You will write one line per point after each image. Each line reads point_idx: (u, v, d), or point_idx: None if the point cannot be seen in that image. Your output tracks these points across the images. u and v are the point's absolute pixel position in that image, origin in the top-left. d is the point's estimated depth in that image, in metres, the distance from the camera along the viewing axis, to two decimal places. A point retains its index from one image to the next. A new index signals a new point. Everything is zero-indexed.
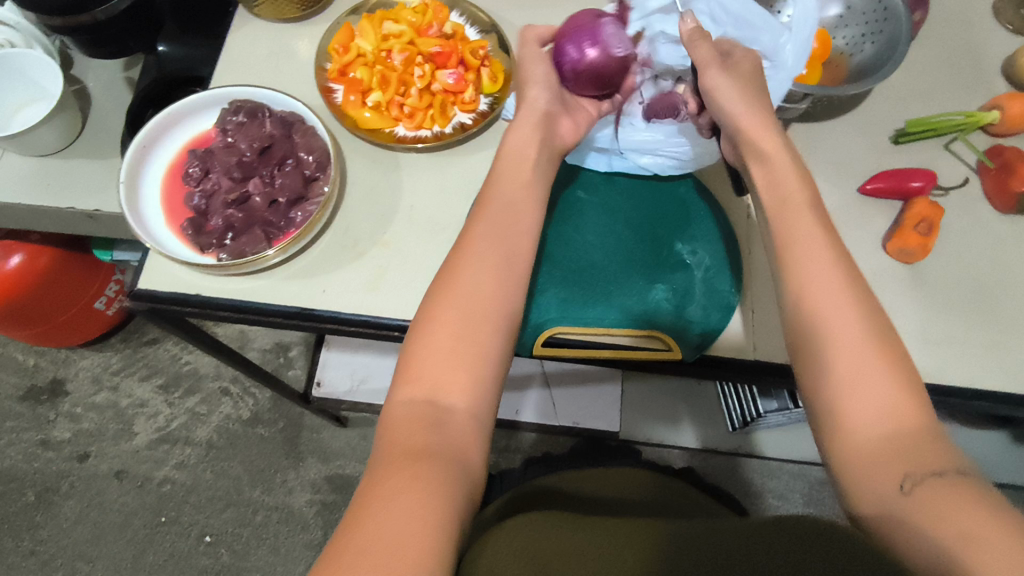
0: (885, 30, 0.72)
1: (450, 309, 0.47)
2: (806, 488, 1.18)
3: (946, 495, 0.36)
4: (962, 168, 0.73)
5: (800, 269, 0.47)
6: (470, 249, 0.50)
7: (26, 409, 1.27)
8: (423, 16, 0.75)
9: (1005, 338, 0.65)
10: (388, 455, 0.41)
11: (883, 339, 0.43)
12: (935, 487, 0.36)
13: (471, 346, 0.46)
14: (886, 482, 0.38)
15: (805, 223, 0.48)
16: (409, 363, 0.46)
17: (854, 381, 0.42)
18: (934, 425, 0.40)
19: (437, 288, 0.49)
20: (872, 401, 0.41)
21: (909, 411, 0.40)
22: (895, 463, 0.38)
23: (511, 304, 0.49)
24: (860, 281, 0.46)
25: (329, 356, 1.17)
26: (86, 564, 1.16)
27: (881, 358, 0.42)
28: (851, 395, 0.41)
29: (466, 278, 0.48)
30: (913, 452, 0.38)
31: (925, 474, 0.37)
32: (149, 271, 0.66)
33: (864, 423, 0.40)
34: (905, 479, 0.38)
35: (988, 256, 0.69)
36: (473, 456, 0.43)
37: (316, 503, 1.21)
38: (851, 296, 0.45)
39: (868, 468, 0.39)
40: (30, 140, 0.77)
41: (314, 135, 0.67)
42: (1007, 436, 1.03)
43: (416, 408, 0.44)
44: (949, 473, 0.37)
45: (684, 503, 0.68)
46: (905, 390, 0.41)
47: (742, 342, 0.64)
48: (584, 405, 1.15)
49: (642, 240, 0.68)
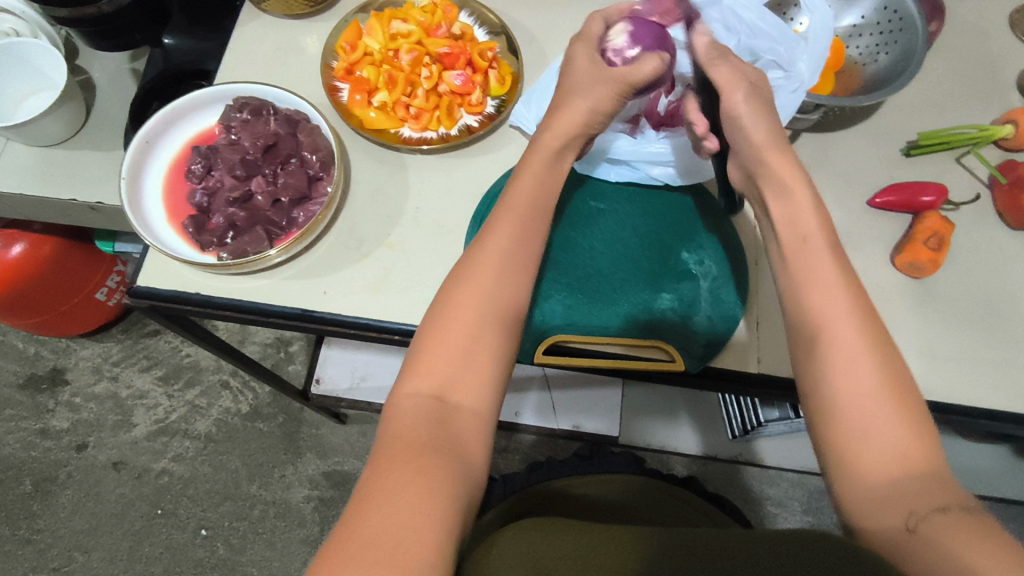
0: (901, 40, 0.71)
1: (472, 310, 0.46)
2: (805, 496, 1.18)
3: (951, 531, 0.34)
4: (974, 183, 0.72)
5: (817, 298, 0.46)
6: (482, 249, 0.49)
7: (26, 398, 1.27)
8: (432, 16, 0.74)
9: (1014, 357, 0.64)
10: (391, 448, 0.40)
11: (899, 377, 0.42)
12: (942, 523, 0.35)
13: (481, 354, 0.45)
14: (891, 516, 0.37)
15: (821, 243, 0.48)
16: (422, 356, 0.45)
17: (871, 414, 0.41)
18: (941, 467, 0.39)
19: (460, 279, 0.48)
20: (883, 437, 0.40)
21: (918, 447, 0.39)
22: (899, 498, 0.37)
23: (517, 302, 0.48)
24: (872, 309, 0.45)
25: (330, 352, 1.16)
26: (82, 554, 1.16)
27: (892, 392, 0.41)
28: (862, 425, 0.41)
29: (484, 279, 0.48)
30: (916, 490, 0.37)
31: (929, 510, 0.36)
32: (150, 269, 0.65)
33: (874, 456, 0.40)
34: (910, 516, 0.36)
35: (999, 273, 0.68)
36: (479, 460, 0.42)
37: (314, 499, 1.21)
38: (863, 327, 0.44)
39: (872, 502, 0.38)
40: (35, 131, 0.76)
41: (319, 135, 0.67)
42: (1010, 450, 1.02)
43: (421, 401, 0.43)
44: (954, 510, 0.36)
45: (689, 511, 0.67)
46: (915, 429, 0.40)
47: (747, 356, 0.64)
48: (585, 408, 1.13)
49: (650, 248, 0.67)
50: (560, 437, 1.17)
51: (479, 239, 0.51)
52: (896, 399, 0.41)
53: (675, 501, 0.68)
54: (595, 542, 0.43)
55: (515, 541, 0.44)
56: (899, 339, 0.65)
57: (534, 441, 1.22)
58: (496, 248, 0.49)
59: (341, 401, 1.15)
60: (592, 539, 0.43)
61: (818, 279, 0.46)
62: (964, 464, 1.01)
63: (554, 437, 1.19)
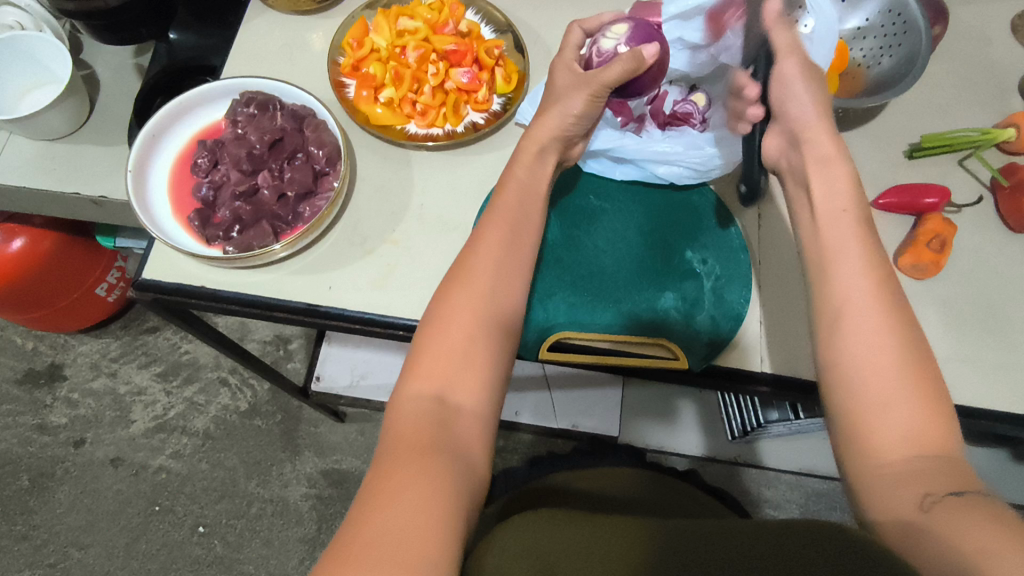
0: (904, 43, 0.71)
1: (464, 309, 0.46)
2: (803, 498, 1.19)
3: (963, 512, 0.35)
4: (976, 186, 0.73)
5: (836, 280, 0.46)
6: (476, 256, 0.49)
7: (23, 393, 1.26)
8: (439, 13, 0.74)
9: (1015, 358, 0.65)
10: (395, 449, 0.41)
11: (919, 356, 0.42)
12: (955, 504, 0.36)
13: (478, 347, 0.45)
14: (904, 497, 0.37)
15: (853, 230, 0.47)
16: (419, 357, 0.45)
17: (890, 394, 0.41)
18: (957, 449, 0.39)
19: (449, 282, 0.49)
20: (901, 420, 0.40)
21: (935, 429, 0.40)
22: (914, 478, 0.38)
23: (514, 304, 0.49)
24: (897, 291, 0.45)
25: (330, 351, 1.15)
26: (79, 551, 1.16)
27: (914, 374, 0.41)
28: (881, 407, 0.41)
29: (482, 285, 0.48)
30: (928, 470, 0.38)
31: (944, 493, 0.36)
32: (154, 262, 0.65)
33: (890, 438, 0.40)
34: (924, 497, 0.37)
35: (1001, 276, 0.68)
36: (476, 458, 0.43)
37: (311, 497, 1.21)
38: (886, 309, 0.43)
39: (886, 483, 0.39)
40: (38, 124, 0.76)
41: (326, 130, 0.67)
42: (1007, 454, 1.03)
43: (421, 403, 0.43)
44: (968, 494, 0.36)
45: (691, 504, 0.67)
46: (931, 410, 0.40)
47: (749, 355, 0.64)
48: (584, 408, 1.13)
49: (654, 247, 0.68)
50: (559, 437, 1.17)
51: (473, 241, 0.51)
52: (914, 380, 0.41)
53: (680, 497, 0.68)
54: (599, 535, 0.42)
55: (521, 534, 0.42)
56: None
57: (532, 440, 1.22)
58: (494, 252, 0.50)
59: (341, 399, 1.14)
60: (596, 532, 0.43)
61: (844, 264, 0.46)
62: None
63: (552, 437, 1.19)
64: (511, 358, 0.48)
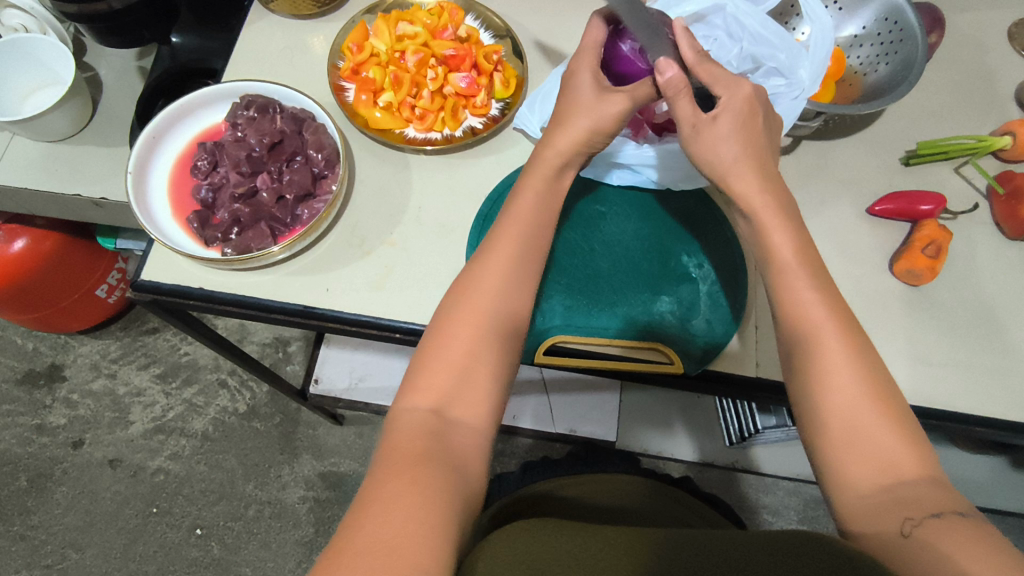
0: (901, 50, 0.72)
1: (462, 324, 0.47)
2: (801, 505, 1.19)
3: (946, 536, 0.35)
4: (972, 193, 0.73)
5: (811, 301, 0.46)
6: (480, 270, 0.50)
7: (23, 394, 1.27)
8: (438, 18, 0.75)
9: (1010, 365, 0.65)
10: (387, 459, 0.41)
11: (886, 383, 0.43)
12: (936, 528, 0.36)
13: (478, 363, 0.46)
14: (889, 515, 0.37)
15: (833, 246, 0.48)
16: (417, 371, 0.45)
17: (862, 419, 0.41)
18: (934, 474, 0.39)
19: (451, 297, 0.49)
20: (875, 446, 0.40)
21: (907, 453, 0.40)
22: (893, 503, 0.38)
23: (516, 321, 0.49)
24: (852, 319, 0.45)
25: (328, 353, 1.15)
26: (76, 552, 1.16)
27: (883, 402, 0.42)
28: (856, 429, 0.41)
29: (479, 300, 0.48)
30: (909, 494, 0.38)
31: (924, 516, 0.36)
32: (153, 263, 0.65)
33: (865, 466, 0.40)
34: (906, 522, 0.37)
35: (997, 283, 0.69)
36: (473, 471, 0.43)
37: (309, 500, 1.21)
38: (848, 334, 0.44)
39: (865, 510, 0.39)
40: (42, 125, 0.77)
41: (325, 133, 0.67)
42: (1006, 461, 1.03)
43: (419, 416, 0.43)
44: (947, 515, 0.36)
45: (686, 510, 0.67)
46: (905, 434, 0.40)
47: (744, 360, 0.65)
48: (583, 413, 1.13)
49: (652, 252, 0.68)
50: (557, 441, 1.17)
51: (479, 254, 0.51)
52: (885, 402, 0.42)
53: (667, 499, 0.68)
54: (589, 544, 0.42)
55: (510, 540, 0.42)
56: (898, 346, 0.65)
57: (530, 444, 1.22)
58: (500, 266, 0.50)
59: (339, 401, 1.14)
60: (588, 540, 0.42)
61: (818, 288, 0.46)
62: (960, 475, 1.01)
63: (551, 441, 1.19)
64: (510, 375, 0.48)
